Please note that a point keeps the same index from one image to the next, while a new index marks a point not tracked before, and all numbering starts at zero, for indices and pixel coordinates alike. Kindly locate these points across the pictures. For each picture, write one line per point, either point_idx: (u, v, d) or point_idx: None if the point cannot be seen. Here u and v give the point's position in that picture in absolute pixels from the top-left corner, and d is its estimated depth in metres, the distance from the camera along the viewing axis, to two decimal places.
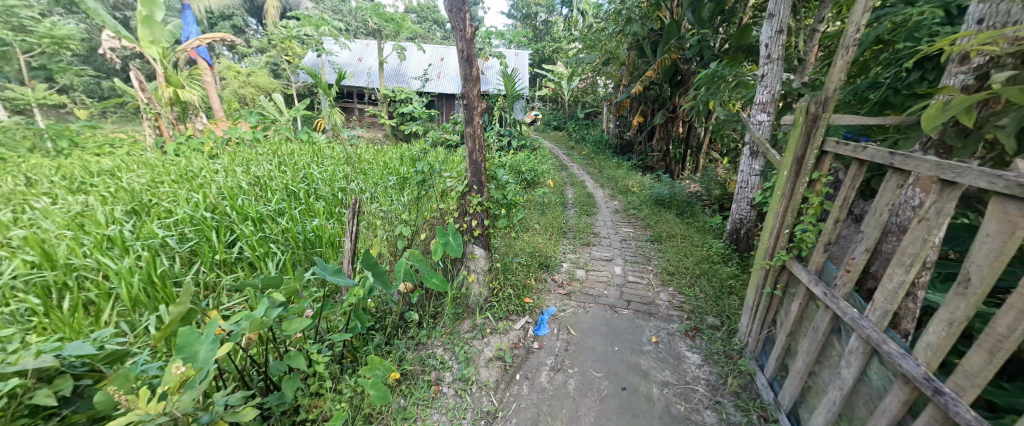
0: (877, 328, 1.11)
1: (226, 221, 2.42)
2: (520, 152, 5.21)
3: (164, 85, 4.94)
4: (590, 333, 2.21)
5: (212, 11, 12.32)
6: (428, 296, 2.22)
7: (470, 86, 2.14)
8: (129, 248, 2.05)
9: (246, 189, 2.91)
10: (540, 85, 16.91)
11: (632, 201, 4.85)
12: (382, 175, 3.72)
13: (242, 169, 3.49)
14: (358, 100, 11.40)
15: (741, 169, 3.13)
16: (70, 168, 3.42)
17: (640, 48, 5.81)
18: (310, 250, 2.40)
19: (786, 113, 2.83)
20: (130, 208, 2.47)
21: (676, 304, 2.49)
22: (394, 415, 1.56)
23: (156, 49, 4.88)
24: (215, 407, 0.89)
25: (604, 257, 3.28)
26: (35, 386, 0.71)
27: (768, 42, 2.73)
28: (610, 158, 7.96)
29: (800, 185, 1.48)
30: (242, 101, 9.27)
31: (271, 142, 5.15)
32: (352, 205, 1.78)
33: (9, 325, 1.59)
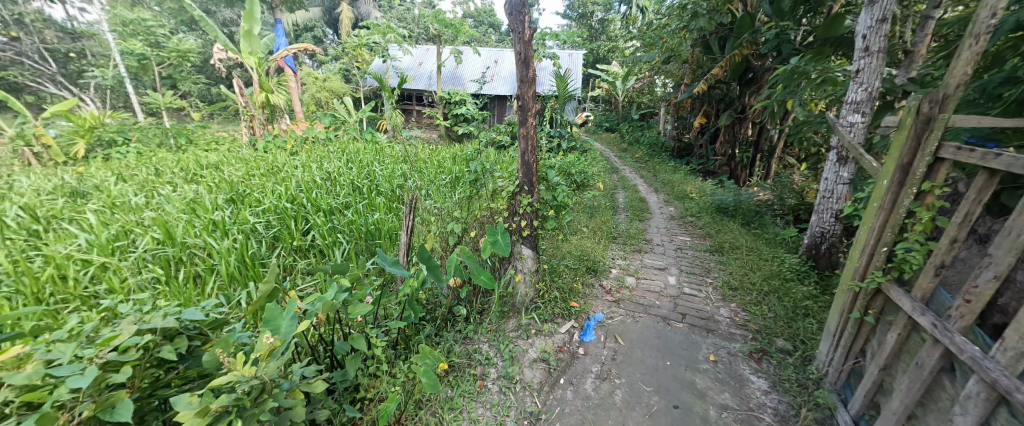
0: (1008, 372, 0.93)
1: (303, 211, 2.70)
2: (570, 154, 5.15)
3: (259, 91, 5.58)
4: (640, 344, 2.11)
5: (297, 24, 13.80)
6: (475, 292, 2.27)
7: (526, 87, 2.15)
8: (227, 231, 2.36)
9: (319, 184, 3.21)
10: (594, 85, 16.56)
11: (692, 207, 4.55)
12: (436, 173, 3.89)
13: (315, 165, 3.86)
14: (417, 102, 12.04)
15: (825, 177, 2.79)
16: (185, 162, 4.06)
17: (707, 45, 5.43)
18: (371, 241, 2.58)
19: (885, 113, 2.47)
20: (229, 197, 2.85)
21: (739, 322, 2.28)
22: (441, 404, 1.63)
23: (254, 59, 5.58)
24: (294, 376, 0.99)
25: (658, 266, 3.11)
26: (162, 342, 0.85)
27: (866, 33, 2.40)
28: (667, 161, 7.53)
29: (904, 197, 1.28)
30: (318, 104, 10.25)
31: (340, 141, 5.63)
32: (409, 201, 1.88)
33: (140, 289, 1.92)
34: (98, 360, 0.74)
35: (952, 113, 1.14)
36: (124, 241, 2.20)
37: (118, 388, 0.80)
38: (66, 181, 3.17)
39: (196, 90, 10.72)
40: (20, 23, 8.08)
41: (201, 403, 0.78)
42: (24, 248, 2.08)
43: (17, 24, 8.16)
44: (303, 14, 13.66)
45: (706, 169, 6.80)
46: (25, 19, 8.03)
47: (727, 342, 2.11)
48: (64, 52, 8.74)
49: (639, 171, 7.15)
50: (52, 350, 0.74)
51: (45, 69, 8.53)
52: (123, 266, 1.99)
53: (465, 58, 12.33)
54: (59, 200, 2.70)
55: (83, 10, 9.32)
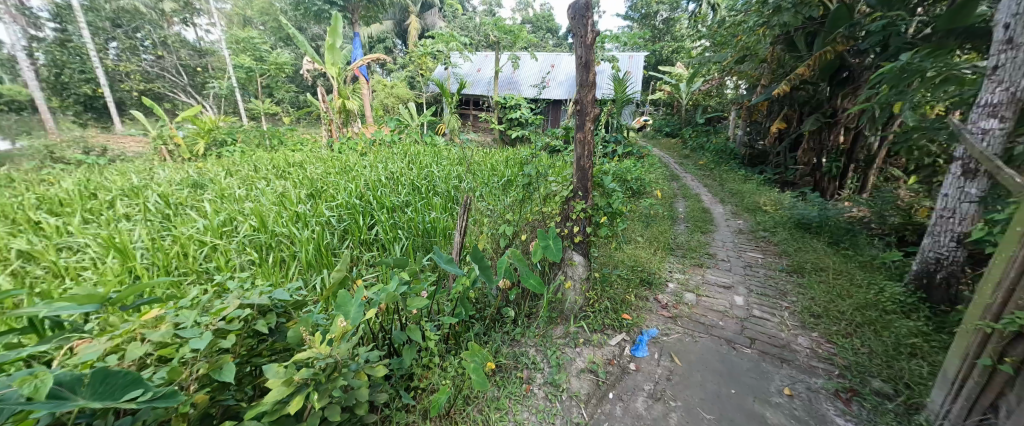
0: None
1: (369, 208, 2.92)
2: (626, 159, 4.95)
3: (337, 97, 6.19)
4: (700, 367, 1.96)
5: (372, 36, 15.07)
6: (523, 295, 2.28)
7: (586, 91, 2.12)
8: (307, 222, 2.63)
9: (383, 183, 3.46)
10: (655, 88, 15.82)
11: (766, 221, 4.12)
12: (489, 176, 3.99)
13: (380, 165, 4.17)
14: (475, 107, 12.45)
15: (944, 193, 2.35)
16: (276, 160, 4.62)
17: (792, 41, 4.90)
18: (427, 239, 2.71)
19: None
20: (309, 192, 3.18)
21: (822, 354, 2.01)
22: (487, 403, 1.65)
23: (335, 70, 6.20)
24: (361, 359, 1.07)
25: (722, 283, 2.86)
26: (258, 316, 0.97)
27: (1010, 21, 1.98)
28: (736, 170, 6.91)
29: None
30: (386, 109, 11.07)
31: (403, 143, 6.03)
32: (464, 202, 1.95)
33: (239, 269, 2.23)
34: (212, 326, 0.87)
35: None
36: (229, 227, 2.57)
37: (224, 352, 0.93)
38: (188, 174, 3.79)
39: (287, 98, 12.20)
40: (163, 44, 9.86)
41: (286, 374, 0.88)
42: (157, 229, 2.53)
43: (161, 44, 9.96)
44: (377, 27, 14.89)
45: (785, 179, 6.12)
46: (168, 41, 9.78)
47: (807, 376, 1.86)
48: (192, 67, 10.49)
49: (704, 179, 6.65)
50: (179, 314, 0.89)
51: (179, 81, 10.30)
52: (227, 248, 2.32)
53: (523, 63, 12.50)
54: (183, 189, 3.24)
55: (208, 31, 11.09)
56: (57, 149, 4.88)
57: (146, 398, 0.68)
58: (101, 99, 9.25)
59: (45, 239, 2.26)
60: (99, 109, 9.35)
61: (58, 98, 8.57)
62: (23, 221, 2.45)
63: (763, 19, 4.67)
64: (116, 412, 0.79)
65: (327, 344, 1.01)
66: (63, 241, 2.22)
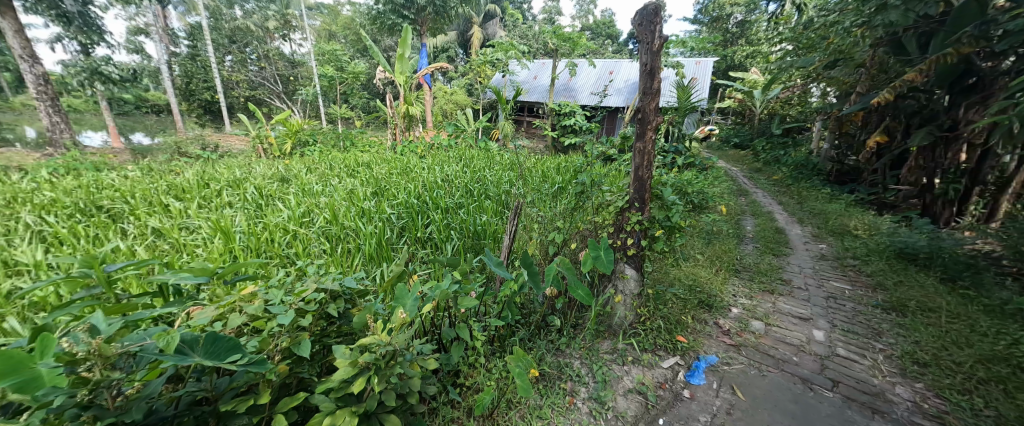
0: None
1: (426, 207, 3.08)
2: (687, 171, 4.67)
3: (403, 103, 6.64)
4: (766, 405, 1.76)
5: (437, 46, 16.00)
6: (570, 306, 2.25)
7: (649, 99, 2.03)
8: (372, 218, 2.84)
9: (440, 184, 3.63)
10: (724, 96, 14.72)
11: (855, 247, 3.61)
12: (540, 182, 3.99)
13: (438, 168, 4.38)
14: (530, 114, 12.56)
15: None
16: (348, 160, 5.07)
17: (900, 43, 4.28)
18: (478, 241, 2.78)
19: None
20: (374, 191, 3.44)
21: (928, 411, 1.70)
22: (530, 410, 1.64)
23: (402, 78, 6.65)
24: (415, 351, 1.13)
25: (797, 314, 2.55)
26: (330, 301, 1.07)
27: None
28: (820, 187, 6.15)
29: None
30: (445, 115, 11.62)
31: (459, 147, 6.26)
32: (515, 207, 1.97)
33: (313, 256, 2.47)
34: (294, 305, 0.99)
35: None
36: (308, 218, 2.86)
37: (302, 330, 1.05)
38: (276, 170, 4.31)
39: (361, 103, 13.37)
40: (266, 56, 11.37)
41: (351, 355, 0.96)
42: (252, 216, 2.90)
43: (264, 57, 11.51)
44: (443, 38, 15.75)
45: (883, 201, 5.30)
46: (270, 54, 11.25)
47: None
48: (287, 76, 11.92)
49: (779, 196, 6.03)
50: (269, 292, 1.02)
51: (275, 89, 11.81)
52: (306, 237, 2.59)
53: (580, 70, 12.38)
54: (274, 183, 3.69)
55: (301, 45, 12.57)
56: (183, 145, 5.85)
57: (243, 361, 0.79)
58: (217, 104, 10.92)
59: (171, 220, 2.71)
60: (215, 112, 11.04)
61: (187, 103, 10.29)
62: (156, 203, 2.96)
63: (863, 18, 4.13)
64: (219, 370, 0.92)
65: (387, 333, 1.08)
66: (183, 222, 2.65)
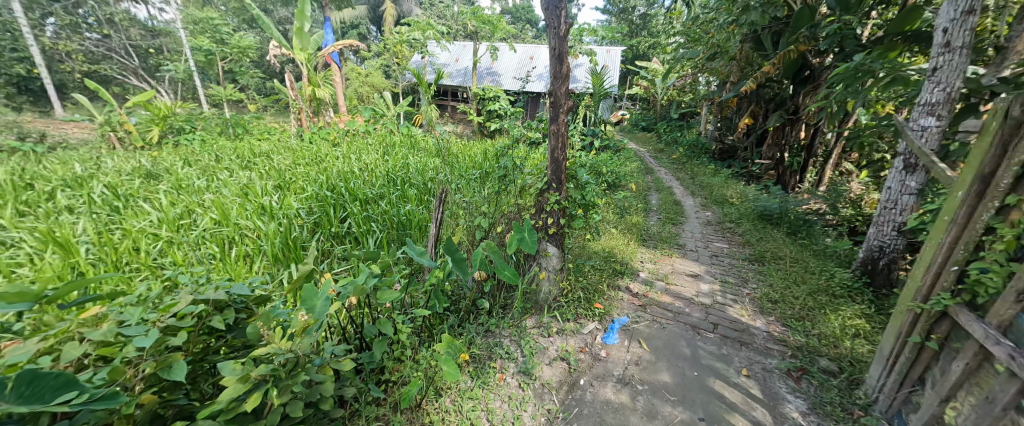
0: None
1: (341, 200, 2.80)
2: (602, 153, 5.06)
3: (306, 84, 5.86)
4: (665, 352, 2.04)
5: (344, 21, 14.51)
6: (499, 287, 2.31)
7: (559, 83, 2.11)
8: (274, 215, 2.50)
9: (357, 174, 3.34)
10: (632, 83, 16.12)
11: (730, 212, 4.32)
12: (467, 168, 3.94)
13: (355, 156, 4.02)
14: (452, 97, 12.15)
15: (887, 185, 2.56)
16: (242, 149, 4.36)
17: (758, 40, 5.12)
18: (402, 232, 2.66)
19: (967, 118, 2.28)
20: (277, 184, 3.04)
21: (777, 337, 2.14)
22: (461, 393, 1.66)
23: (303, 56, 5.87)
24: (325, 353, 1.05)
25: (690, 272, 2.99)
26: (212, 312, 0.92)
27: (948, 27, 2.19)
28: (707, 164, 7.17)
29: (984, 212, 1.19)
30: (360, 98, 10.69)
31: (378, 133, 5.81)
32: (439, 194, 1.92)
33: (198, 263, 2.10)
34: (159, 324, 0.83)
35: None
36: (187, 220, 2.42)
37: (177, 350, 0.89)
38: (139, 163, 3.50)
39: (253, 83, 11.53)
40: (110, 22, 9.07)
41: (243, 370, 0.85)
42: (105, 222, 2.34)
43: (107, 22, 9.08)
44: (350, 12, 14.29)
45: (751, 173, 6.40)
46: (114, 19, 8.95)
47: (763, 357, 1.99)
48: (144, 48, 9.79)
49: (675, 172, 6.89)
50: (123, 311, 0.84)
51: (128, 63, 9.52)
52: (186, 244, 2.19)
53: (501, 54, 12.34)
54: (135, 180, 3.00)
55: (162, 10, 10.35)
56: None
57: (81, 401, 0.64)
58: (38, 81, 8.35)
59: None
60: (35, 91, 8.49)
61: None
62: None
63: (732, 17, 4.82)
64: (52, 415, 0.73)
65: (289, 339, 0.99)
66: None
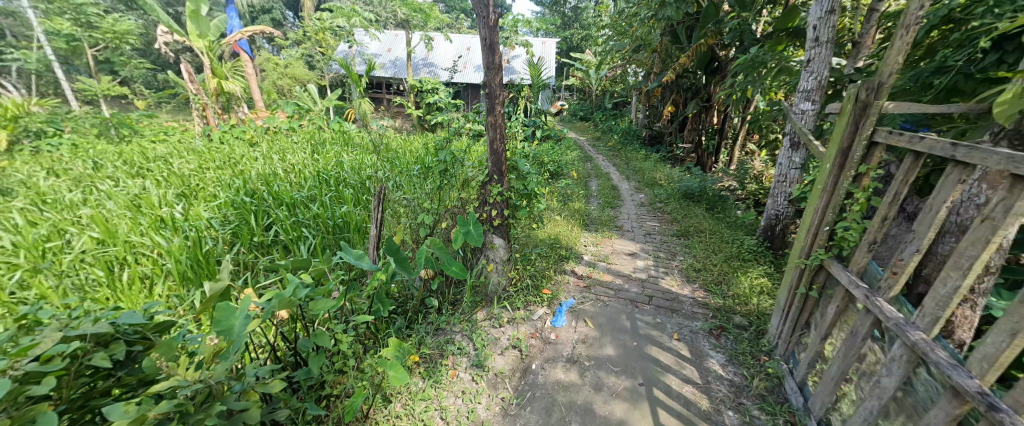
0: (926, 336, 1.03)
1: (263, 205, 2.52)
2: (543, 143, 5.18)
3: (210, 76, 5.12)
4: (608, 328, 2.17)
5: (253, 4, 12.93)
6: (448, 284, 2.28)
7: (493, 73, 2.09)
8: (179, 228, 2.17)
9: (281, 175, 3.04)
10: (568, 74, 16.66)
11: (659, 193, 4.70)
12: (407, 164, 3.78)
13: (278, 156, 3.64)
14: (387, 90, 11.52)
15: (779, 162, 2.98)
16: (130, 154, 3.70)
17: (674, 34, 5.57)
18: (339, 235, 2.47)
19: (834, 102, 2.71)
20: (180, 192, 2.65)
21: (701, 301, 2.40)
22: (412, 396, 1.62)
23: (203, 43, 5.10)
24: (247, 378, 0.95)
25: (628, 251, 3.20)
26: (93, 350, 0.77)
27: (817, 24, 2.57)
28: (639, 150, 7.68)
29: (845, 179, 1.44)
30: (280, 92, 9.65)
31: (304, 129, 5.31)
32: (376, 192, 1.82)
33: (76, 293, 1.76)
34: (14, 371, 0.68)
35: (886, 101, 1.29)
36: (58, 242, 2.01)
37: (44, 400, 0.74)
38: None
39: (139, 75, 9.83)
40: None
41: (137, 412, 0.74)
42: None
43: None
44: None
45: (675, 156, 7.01)
46: None
47: (690, 321, 2.22)
48: None
49: (611, 158, 7.30)
50: None
51: None
52: (56, 271, 1.81)
53: (435, 44, 11.95)
54: None
55: None
56: None
57: None
58: None
59: None
60: None
61: None
62: None
63: (651, 12, 5.18)
64: None
65: (197, 369, 0.88)
66: None
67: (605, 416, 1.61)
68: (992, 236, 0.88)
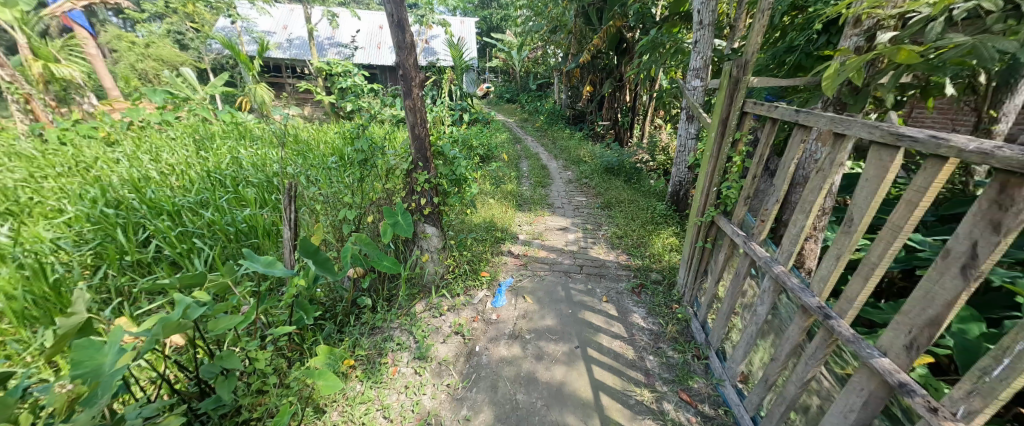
0: (784, 268, 1.27)
1: (135, 217, 2.10)
2: (472, 126, 5.10)
3: (31, 58, 3.99)
4: (544, 300, 2.28)
5: None
6: (381, 280, 2.17)
7: (405, 54, 1.96)
8: (7, 256, 1.71)
9: (157, 180, 2.54)
10: (491, 56, 16.51)
11: (584, 170, 4.96)
12: (322, 156, 3.44)
13: (150, 156, 3.02)
14: (288, 74, 10.21)
15: (679, 134, 3.35)
16: None
17: (587, 16, 5.81)
18: (243, 242, 2.17)
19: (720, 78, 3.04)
20: (3, 210, 2.07)
21: (625, 264, 2.63)
22: (350, 401, 1.53)
23: (11, 14, 3.93)
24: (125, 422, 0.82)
25: (559, 227, 3.35)
26: None
27: (700, 8, 2.87)
28: (563, 129, 7.98)
29: (725, 145, 1.67)
30: (143, 78, 7.94)
31: (183, 122, 4.47)
32: (286, 189, 1.63)
33: None
34: None
35: (751, 75, 1.52)
36: None
37: None
38: None
39: None
40: None
41: None
42: None
43: None
44: None
45: (596, 134, 7.44)
46: None
47: (616, 283, 2.43)
48: None
49: (539, 139, 7.49)
50: None
51: None
52: None
53: (342, 22, 10.85)
54: None
55: None
56: None
57: None
58: None
59: None
60: None
61: None
62: None
63: None
64: None
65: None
66: None
67: (548, 381, 1.70)
68: (823, 183, 1.10)
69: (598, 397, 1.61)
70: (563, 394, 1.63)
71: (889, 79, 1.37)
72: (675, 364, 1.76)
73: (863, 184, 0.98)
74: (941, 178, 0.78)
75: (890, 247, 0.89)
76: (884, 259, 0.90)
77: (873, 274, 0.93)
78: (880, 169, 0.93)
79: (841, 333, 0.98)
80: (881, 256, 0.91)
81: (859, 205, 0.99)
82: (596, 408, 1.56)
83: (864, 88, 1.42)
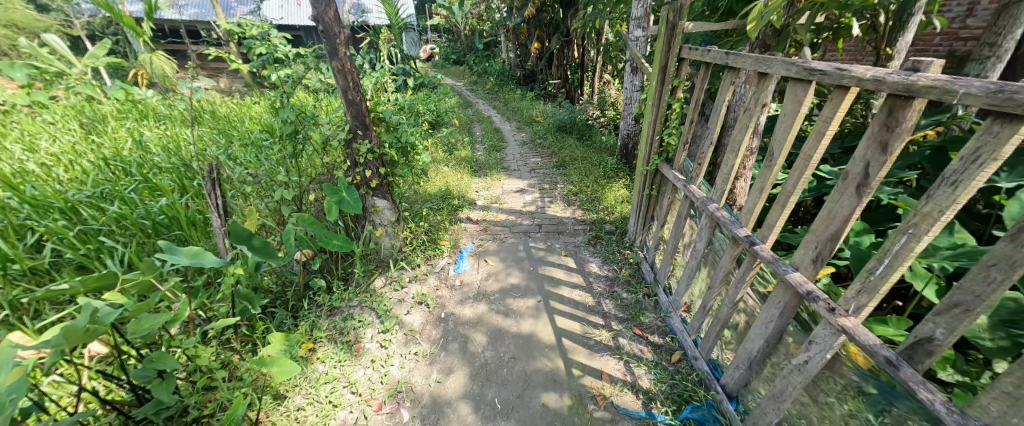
0: (717, 205, 1.38)
1: (17, 218, 1.78)
2: (418, 92, 4.80)
3: None
4: (506, 261, 2.31)
5: None
6: (334, 260, 2.07)
7: (324, 4, 1.71)
8: None
9: (37, 174, 2.15)
10: (432, 13, 15.34)
11: (538, 130, 4.92)
12: (249, 132, 3.07)
13: (20, 145, 2.51)
14: (191, 40, 8.75)
15: (625, 87, 3.40)
16: None
17: None
18: (164, 236, 1.94)
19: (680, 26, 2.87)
20: None
21: (580, 219, 2.73)
22: (314, 383, 1.50)
23: None
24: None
25: (516, 189, 3.34)
26: None
27: None
28: (514, 90, 7.78)
29: (664, 94, 1.72)
30: None
31: (62, 103, 3.73)
32: (207, 170, 1.44)
33: None
34: None
35: (686, 21, 1.54)
36: None
37: None
38: None
39: None
40: None
41: None
42: None
43: None
44: None
45: (547, 93, 7.34)
46: None
47: (572, 237, 2.52)
48: None
49: (490, 102, 7.25)
50: None
51: None
52: None
53: None
54: None
55: None
56: None
57: None
58: None
59: None
60: None
61: None
62: None
63: None
64: None
65: None
66: None
67: (516, 334, 1.77)
68: (750, 122, 1.18)
69: (561, 341, 1.71)
70: (530, 344, 1.71)
71: (806, 19, 1.46)
72: (628, 303, 1.90)
73: (782, 120, 1.06)
74: (844, 108, 0.86)
75: (802, 176, 0.99)
76: (798, 187, 1.00)
77: (789, 202, 1.04)
78: (796, 104, 1.01)
79: (763, 256, 1.10)
80: (796, 184, 1.01)
81: (779, 140, 1.07)
82: (560, 351, 1.67)
83: (786, 29, 1.51)
